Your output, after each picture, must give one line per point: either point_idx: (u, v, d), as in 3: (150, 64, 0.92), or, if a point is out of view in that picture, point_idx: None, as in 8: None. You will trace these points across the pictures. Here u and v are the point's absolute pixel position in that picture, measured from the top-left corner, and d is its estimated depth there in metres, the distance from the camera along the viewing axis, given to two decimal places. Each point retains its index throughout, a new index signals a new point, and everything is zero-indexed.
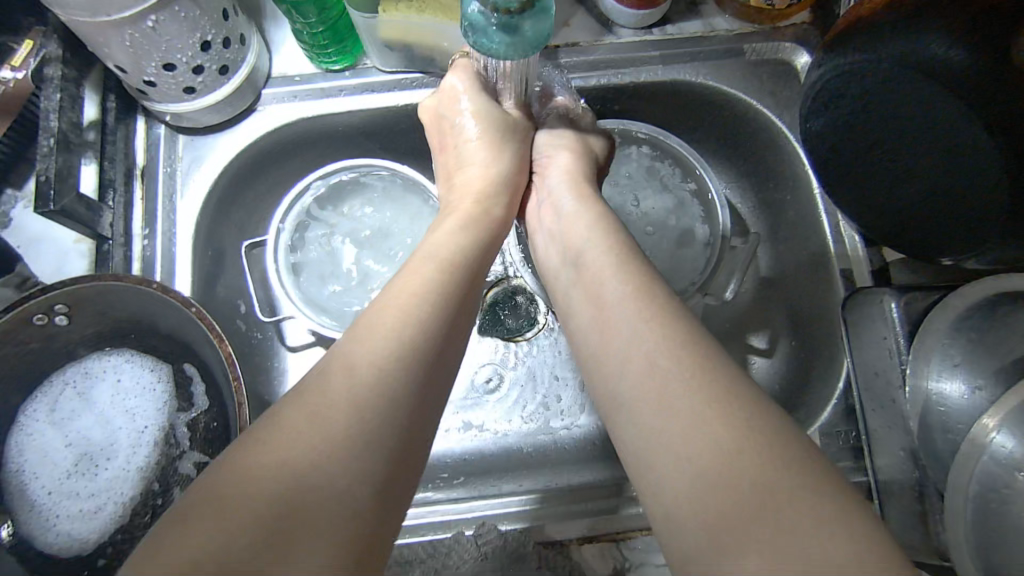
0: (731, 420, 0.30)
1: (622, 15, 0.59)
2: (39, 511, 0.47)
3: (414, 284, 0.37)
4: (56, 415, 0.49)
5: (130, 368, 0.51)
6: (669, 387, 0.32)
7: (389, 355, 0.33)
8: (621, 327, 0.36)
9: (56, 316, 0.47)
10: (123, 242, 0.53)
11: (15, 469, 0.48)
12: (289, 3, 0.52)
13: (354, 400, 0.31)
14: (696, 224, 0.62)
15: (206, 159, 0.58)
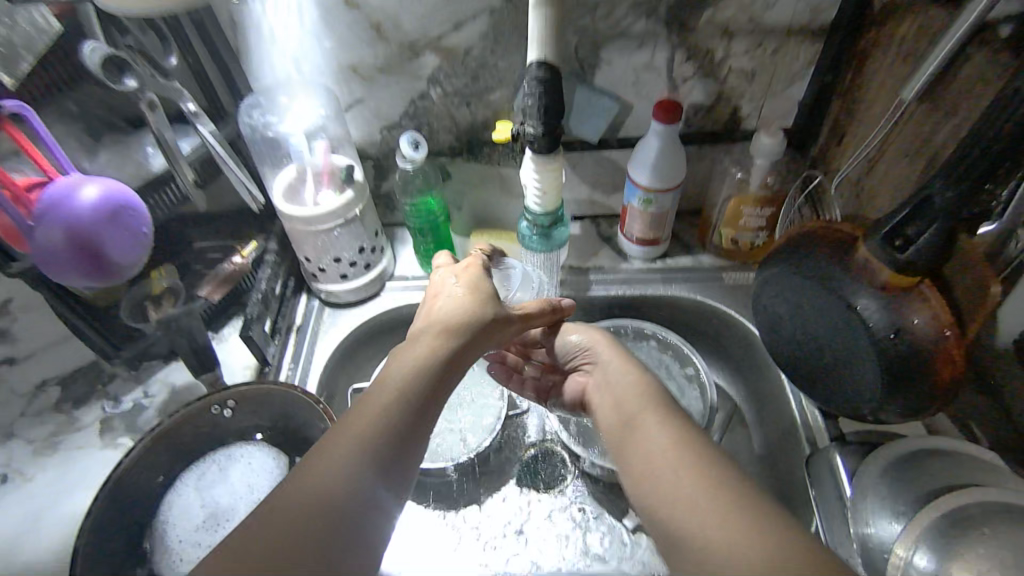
0: (732, 514, 0.43)
1: (634, 250, 0.85)
2: (171, 553, 0.62)
3: (379, 399, 0.49)
4: (200, 483, 0.67)
5: (258, 456, 0.69)
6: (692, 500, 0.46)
7: (359, 447, 0.46)
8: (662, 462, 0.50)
9: (225, 409, 0.69)
10: (275, 369, 0.77)
11: (163, 520, 0.64)
12: (416, 229, 0.82)
13: (321, 495, 0.42)
14: (692, 400, 0.79)
15: (340, 324, 0.84)
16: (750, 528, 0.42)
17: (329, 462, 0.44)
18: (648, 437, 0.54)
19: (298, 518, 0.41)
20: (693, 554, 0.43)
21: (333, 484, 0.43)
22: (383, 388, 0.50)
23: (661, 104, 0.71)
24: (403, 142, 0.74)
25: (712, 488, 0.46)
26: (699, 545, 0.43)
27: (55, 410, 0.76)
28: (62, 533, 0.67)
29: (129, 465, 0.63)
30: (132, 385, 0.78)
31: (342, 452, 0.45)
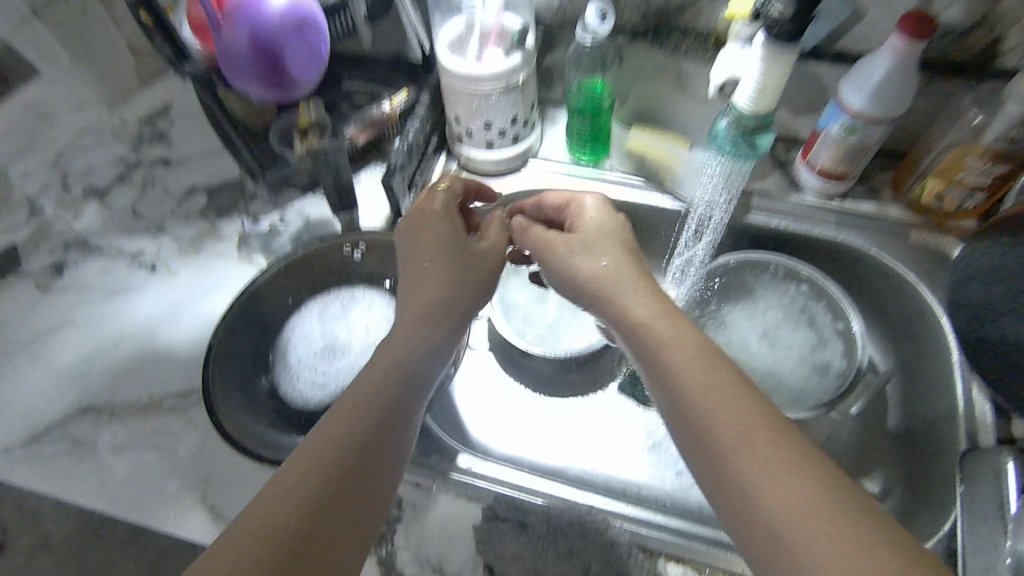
0: (804, 478, 0.36)
1: (811, 182, 0.74)
2: (290, 371, 0.65)
3: (422, 299, 0.53)
4: (324, 313, 0.68)
5: (369, 300, 0.69)
6: (785, 480, 0.36)
7: (395, 364, 0.47)
8: (732, 428, 0.39)
9: (358, 252, 0.69)
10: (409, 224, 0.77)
11: (288, 344, 0.66)
12: (575, 111, 0.76)
13: (354, 402, 0.45)
14: (834, 359, 0.71)
15: None
16: (820, 506, 0.35)
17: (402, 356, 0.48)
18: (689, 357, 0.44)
19: (336, 434, 0.43)
20: (741, 505, 0.37)
21: (388, 371, 0.47)
22: (420, 300, 0.53)
23: (910, 15, 0.59)
24: (588, 10, 0.66)
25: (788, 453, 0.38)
26: (743, 488, 0.37)
27: (200, 216, 0.80)
28: (198, 332, 0.70)
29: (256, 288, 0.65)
30: (270, 209, 0.80)
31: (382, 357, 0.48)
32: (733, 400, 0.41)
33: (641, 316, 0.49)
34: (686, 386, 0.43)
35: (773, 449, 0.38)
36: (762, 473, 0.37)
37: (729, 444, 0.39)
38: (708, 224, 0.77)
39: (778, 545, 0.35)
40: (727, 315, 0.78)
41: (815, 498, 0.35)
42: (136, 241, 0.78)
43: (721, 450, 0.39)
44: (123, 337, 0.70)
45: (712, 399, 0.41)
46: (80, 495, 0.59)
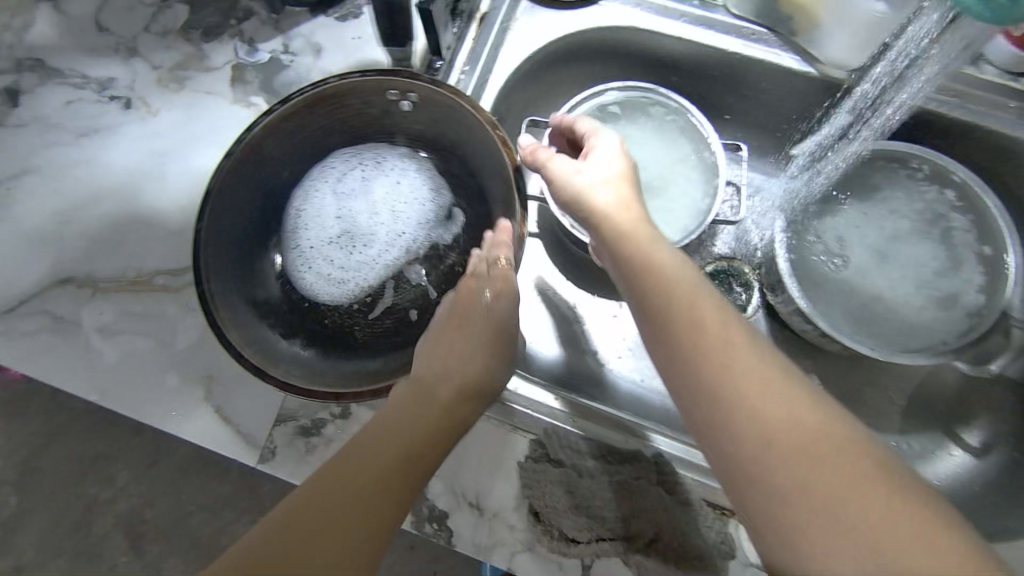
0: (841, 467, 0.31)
1: (1000, 51, 0.54)
2: (300, 257, 0.53)
3: (445, 346, 0.46)
4: (341, 186, 0.54)
5: (400, 175, 0.54)
6: (816, 475, 0.31)
7: (408, 415, 0.41)
8: (760, 408, 0.33)
9: (404, 101, 0.50)
10: (448, 68, 0.59)
11: (297, 222, 0.53)
12: None
13: (357, 449, 0.40)
14: (965, 291, 0.57)
15: (536, 26, 0.62)
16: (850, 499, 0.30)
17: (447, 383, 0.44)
18: (708, 322, 0.37)
19: (321, 488, 0.37)
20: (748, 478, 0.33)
21: (394, 425, 0.41)
22: (449, 345, 0.46)
23: None
24: None
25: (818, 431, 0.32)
26: (763, 484, 0.32)
27: (182, 37, 0.61)
28: (189, 193, 0.57)
29: (256, 139, 0.47)
30: (271, 33, 0.62)
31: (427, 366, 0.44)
32: (741, 374, 0.34)
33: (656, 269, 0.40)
34: (693, 367, 0.36)
35: (803, 418, 0.33)
36: (785, 471, 0.31)
37: (742, 427, 0.33)
38: (886, 102, 0.55)
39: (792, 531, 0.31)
40: (841, 216, 0.62)
41: (850, 486, 0.30)
42: (102, 64, 0.61)
43: (724, 422, 0.34)
44: (101, 196, 0.57)
45: (726, 375, 0.35)
46: (68, 383, 0.52)
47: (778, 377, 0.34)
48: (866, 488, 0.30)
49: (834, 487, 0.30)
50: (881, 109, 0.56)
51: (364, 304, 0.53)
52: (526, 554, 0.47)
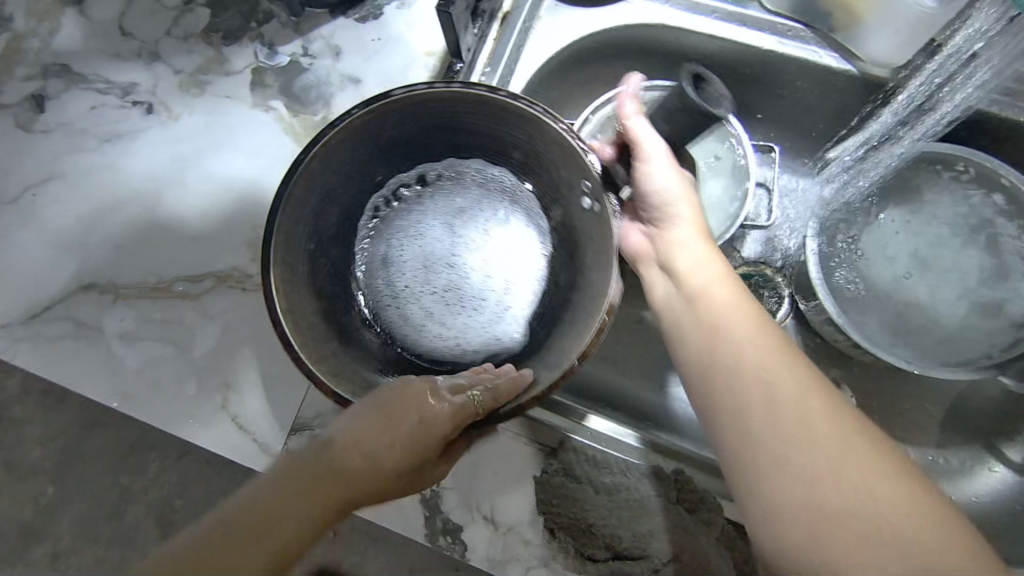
0: (868, 455, 0.33)
1: None
2: (377, 282, 0.49)
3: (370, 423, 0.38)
4: (445, 212, 0.50)
5: (540, 263, 0.48)
6: (841, 464, 0.33)
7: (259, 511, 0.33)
8: (788, 413, 0.35)
9: (586, 195, 0.42)
10: (467, 70, 0.58)
11: (390, 242, 0.50)
12: None
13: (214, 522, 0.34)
14: (1015, 301, 0.54)
15: (559, 26, 0.60)
16: (869, 492, 0.32)
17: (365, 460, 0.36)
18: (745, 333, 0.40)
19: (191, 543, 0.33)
20: (762, 470, 0.35)
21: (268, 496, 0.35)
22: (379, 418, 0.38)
23: None
24: None
25: (849, 429, 0.35)
26: (784, 475, 0.34)
27: (203, 41, 0.61)
28: (207, 198, 0.57)
29: (339, 135, 0.42)
30: (292, 36, 0.61)
31: (375, 411, 0.38)
32: (773, 378, 0.37)
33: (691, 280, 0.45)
34: (736, 366, 0.39)
35: (824, 429, 0.34)
36: (818, 463, 0.33)
37: (778, 426, 0.35)
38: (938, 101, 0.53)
39: (817, 540, 0.32)
40: (879, 229, 0.59)
41: (860, 485, 0.32)
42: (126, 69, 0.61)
43: (752, 420, 0.36)
44: (122, 201, 0.57)
45: (761, 378, 0.37)
46: (89, 387, 0.52)
47: (805, 390, 0.36)
48: (877, 499, 0.32)
49: (841, 496, 0.32)
50: (934, 107, 0.54)
51: (429, 358, 0.48)
52: (541, 570, 0.46)
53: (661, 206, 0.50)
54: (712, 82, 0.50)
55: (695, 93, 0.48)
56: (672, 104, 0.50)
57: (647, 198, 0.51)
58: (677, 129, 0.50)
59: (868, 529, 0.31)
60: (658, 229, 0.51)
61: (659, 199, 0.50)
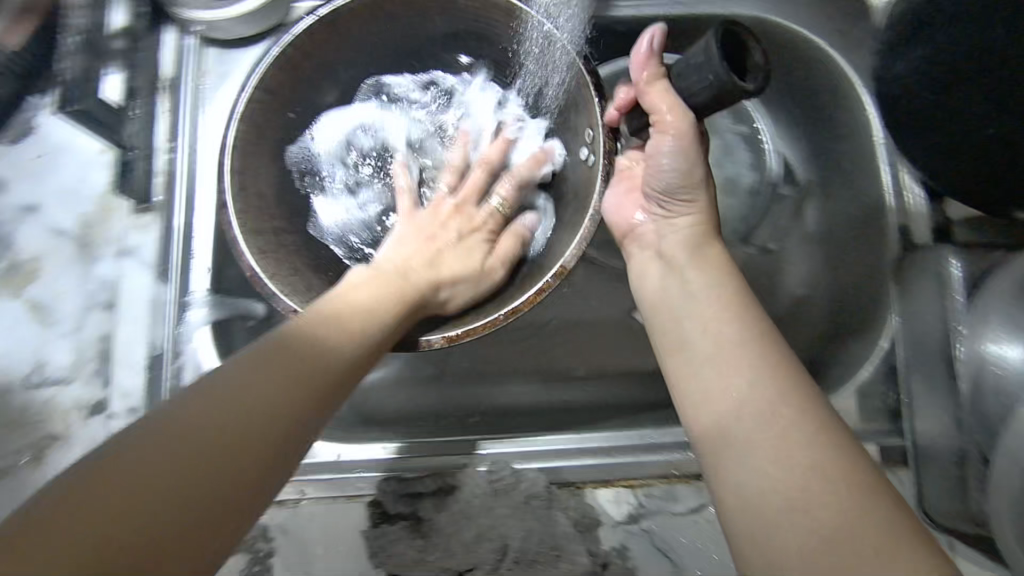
0: (813, 428, 0.34)
1: None
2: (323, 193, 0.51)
3: (254, 384, 0.33)
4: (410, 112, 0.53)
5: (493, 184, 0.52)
6: (793, 435, 0.34)
7: (215, 423, 0.31)
8: (740, 380, 0.38)
9: (583, 147, 0.47)
10: (146, 154, 0.53)
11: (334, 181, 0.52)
12: None
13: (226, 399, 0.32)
14: (742, 173, 0.57)
15: (232, 77, 0.54)
16: (810, 465, 0.32)
17: (247, 407, 0.32)
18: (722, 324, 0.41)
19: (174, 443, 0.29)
20: (716, 442, 0.37)
21: (184, 435, 0.30)
22: (266, 368, 0.34)
23: None
24: None
25: (798, 399, 0.36)
26: (733, 438, 0.36)
27: None
28: None
29: (304, 42, 0.45)
30: None
31: (265, 378, 0.34)
32: (736, 353, 0.39)
33: (701, 281, 0.45)
34: (716, 345, 0.40)
35: (770, 404, 0.36)
36: (756, 430, 0.35)
37: (721, 395, 0.38)
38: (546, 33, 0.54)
39: (749, 487, 0.34)
40: None
41: (788, 445, 0.34)
42: None
43: (710, 389, 0.39)
44: None
45: (724, 354, 0.40)
46: None
47: (782, 379, 0.37)
48: (805, 452, 0.33)
49: (779, 459, 0.33)
50: None
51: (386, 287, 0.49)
52: None
53: (689, 198, 0.48)
54: (757, 48, 0.40)
55: (721, 67, 0.40)
56: (698, 59, 0.42)
57: (664, 176, 0.48)
58: (687, 87, 0.44)
59: (811, 501, 0.31)
60: (665, 213, 0.50)
61: (678, 180, 0.47)
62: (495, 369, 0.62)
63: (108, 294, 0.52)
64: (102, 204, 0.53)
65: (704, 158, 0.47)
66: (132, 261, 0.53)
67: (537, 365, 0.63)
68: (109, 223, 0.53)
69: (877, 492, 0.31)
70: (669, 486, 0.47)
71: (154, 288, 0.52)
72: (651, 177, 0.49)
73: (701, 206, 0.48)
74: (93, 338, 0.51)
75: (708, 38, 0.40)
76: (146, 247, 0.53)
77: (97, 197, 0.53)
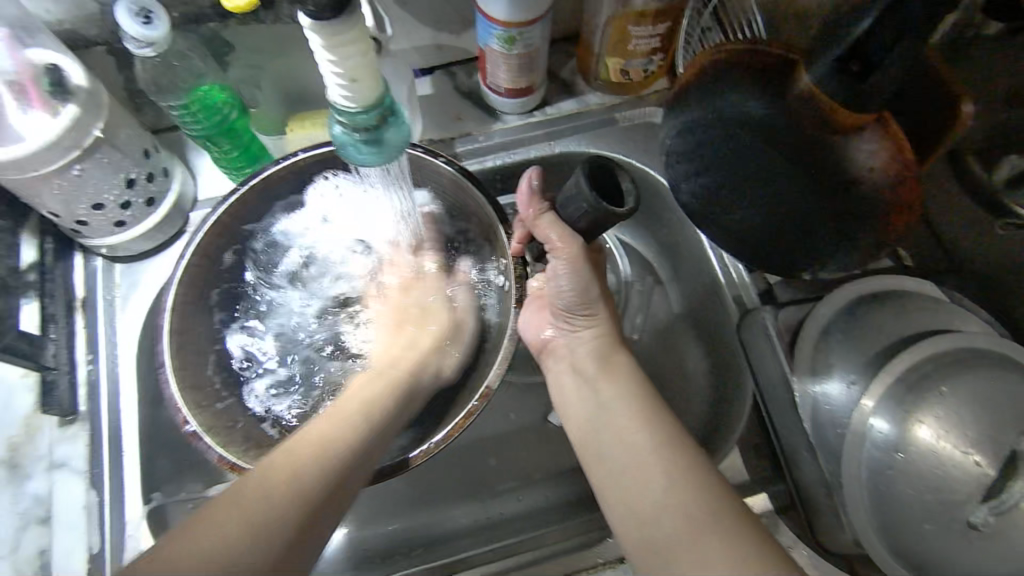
0: (693, 487, 0.41)
1: (505, 104, 0.67)
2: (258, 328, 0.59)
3: (325, 433, 0.46)
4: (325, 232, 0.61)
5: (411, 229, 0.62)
6: (684, 502, 0.40)
7: (300, 497, 0.41)
8: (641, 455, 0.44)
9: (499, 273, 0.58)
10: (68, 369, 0.57)
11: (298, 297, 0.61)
12: (201, 136, 0.57)
13: (301, 478, 0.42)
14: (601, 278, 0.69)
15: (142, 283, 0.62)
16: (706, 515, 0.39)
17: (318, 466, 0.43)
18: (625, 423, 0.46)
19: (255, 510, 0.39)
20: (641, 534, 0.41)
21: (288, 505, 0.41)
22: (333, 440, 0.45)
23: None
24: (125, 16, 0.47)
25: (674, 464, 0.42)
26: (643, 509, 0.42)
27: None
28: None
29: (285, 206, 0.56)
30: None
31: (325, 436, 0.45)
32: (631, 441, 0.45)
33: (610, 383, 0.49)
34: (624, 434, 0.45)
35: (656, 473, 0.42)
36: (654, 493, 0.42)
37: (622, 483, 0.43)
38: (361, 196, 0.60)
39: (663, 554, 0.39)
40: None
41: (682, 514, 0.40)
42: None
43: (619, 480, 0.44)
44: None
45: (630, 450, 0.44)
46: None
47: (689, 470, 0.42)
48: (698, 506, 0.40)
49: (686, 534, 0.39)
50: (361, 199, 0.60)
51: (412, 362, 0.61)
52: None
53: (588, 312, 0.52)
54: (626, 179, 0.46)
55: (597, 198, 0.45)
56: (574, 194, 0.46)
57: (564, 298, 0.52)
58: (569, 216, 0.49)
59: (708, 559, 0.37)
60: (572, 328, 0.52)
61: (572, 295, 0.51)
62: (428, 500, 0.64)
63: (43, 508, 0.54)
64: (27, 424, 0.56)
65: (596, 279, 0.51)
66: (64, 473, 0.55)
67: (467, 488, 0.64)
68: (35, 441, 0.56)
69: (757, 539, 0.38)
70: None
71: (87, 492, 0.54)
72: (555, 299, 0.53)
73: (602, 319, 0.52)
74: (31, 556, 0.52)
75: (578, 173, 0.46)
76: (76, 455, 0.55)
77: (23, 418, 0.57)
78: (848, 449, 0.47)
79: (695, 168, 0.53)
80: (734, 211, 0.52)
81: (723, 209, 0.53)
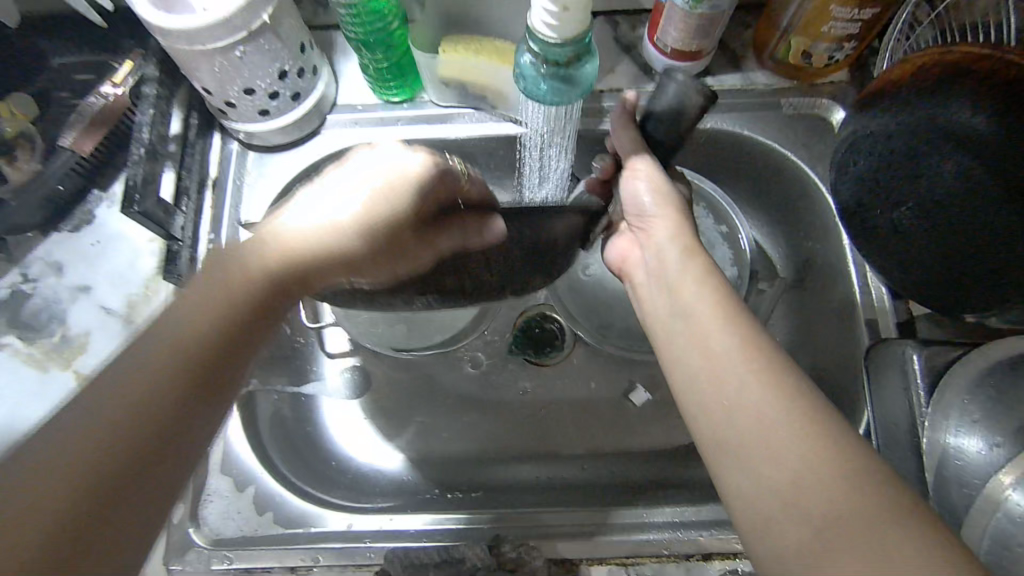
0: (813, 435, 0.34)
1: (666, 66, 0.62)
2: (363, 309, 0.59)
3: (197, 318, 0.38)
4: None
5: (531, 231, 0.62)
6: (797, 451, 0.33)
7: (161, 379, 0.36)
8: (735, 386, 0.37)
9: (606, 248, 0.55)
10: (191, 244, 0.59)
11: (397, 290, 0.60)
12: (359, 41, 0.56)
13: (156, 364, 0.36)
14: (726, 266, 0.65)
15: (270, 174, 0.63)
16: (837, 474, 0.32)
17: (197, 336, 0.38)
18: (710, 337, 0.40)
19: (143, 398, 0.35)
20: (754, 484, 0.34)
21: (144, 395, 0.35)
22: (203, 306, 0.39)
23: None
24: None
25: (780, 401, 0.35)
26: (749, 456, 0.35)
27: None
28: None
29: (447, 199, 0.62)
30: (5, 265, 0.60)
31: (202, 311, 0.38)
32: (720, 370, 0.38)
33: (691, 290, 0.42)
34: (709, 358, 0.39)
35: (764, 410, 0.35)
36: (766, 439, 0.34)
37: (721, 420, 0.37)
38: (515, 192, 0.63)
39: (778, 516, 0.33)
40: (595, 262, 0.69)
41: (802, 465, 0.33)
42: None
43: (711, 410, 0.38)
44: None
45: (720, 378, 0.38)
46: None
47: (797, 410, 0.35)
48: (822, 472, 0.32)
49: (807, 495, 0.32)
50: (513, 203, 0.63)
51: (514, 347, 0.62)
52: None
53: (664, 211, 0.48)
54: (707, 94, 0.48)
55: (686, 79, 0.48)
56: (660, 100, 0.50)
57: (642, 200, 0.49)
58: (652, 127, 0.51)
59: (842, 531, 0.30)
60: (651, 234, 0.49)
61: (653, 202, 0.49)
62: (497, 448, 0.63)
63: None
64: (147, 287, 0.59)
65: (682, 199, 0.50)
66: None
67: (536, 445, 0.64)
68: (151, 304, 0.59)
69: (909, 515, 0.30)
70: (660, 565, 0.51)
71: None
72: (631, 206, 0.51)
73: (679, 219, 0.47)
74: None
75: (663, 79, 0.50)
76: None
77: (144, 280, 0.60)
78: (972, 515, 0.44)
79: (871, 180, 0.48)
80: (924, 240, 0.47)
81: (903, 242, 0.48)
